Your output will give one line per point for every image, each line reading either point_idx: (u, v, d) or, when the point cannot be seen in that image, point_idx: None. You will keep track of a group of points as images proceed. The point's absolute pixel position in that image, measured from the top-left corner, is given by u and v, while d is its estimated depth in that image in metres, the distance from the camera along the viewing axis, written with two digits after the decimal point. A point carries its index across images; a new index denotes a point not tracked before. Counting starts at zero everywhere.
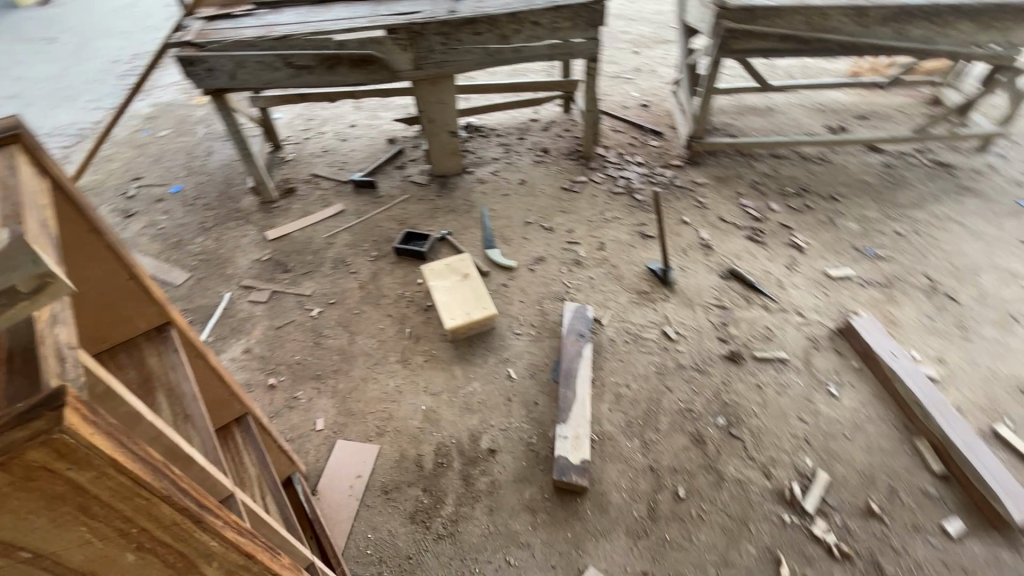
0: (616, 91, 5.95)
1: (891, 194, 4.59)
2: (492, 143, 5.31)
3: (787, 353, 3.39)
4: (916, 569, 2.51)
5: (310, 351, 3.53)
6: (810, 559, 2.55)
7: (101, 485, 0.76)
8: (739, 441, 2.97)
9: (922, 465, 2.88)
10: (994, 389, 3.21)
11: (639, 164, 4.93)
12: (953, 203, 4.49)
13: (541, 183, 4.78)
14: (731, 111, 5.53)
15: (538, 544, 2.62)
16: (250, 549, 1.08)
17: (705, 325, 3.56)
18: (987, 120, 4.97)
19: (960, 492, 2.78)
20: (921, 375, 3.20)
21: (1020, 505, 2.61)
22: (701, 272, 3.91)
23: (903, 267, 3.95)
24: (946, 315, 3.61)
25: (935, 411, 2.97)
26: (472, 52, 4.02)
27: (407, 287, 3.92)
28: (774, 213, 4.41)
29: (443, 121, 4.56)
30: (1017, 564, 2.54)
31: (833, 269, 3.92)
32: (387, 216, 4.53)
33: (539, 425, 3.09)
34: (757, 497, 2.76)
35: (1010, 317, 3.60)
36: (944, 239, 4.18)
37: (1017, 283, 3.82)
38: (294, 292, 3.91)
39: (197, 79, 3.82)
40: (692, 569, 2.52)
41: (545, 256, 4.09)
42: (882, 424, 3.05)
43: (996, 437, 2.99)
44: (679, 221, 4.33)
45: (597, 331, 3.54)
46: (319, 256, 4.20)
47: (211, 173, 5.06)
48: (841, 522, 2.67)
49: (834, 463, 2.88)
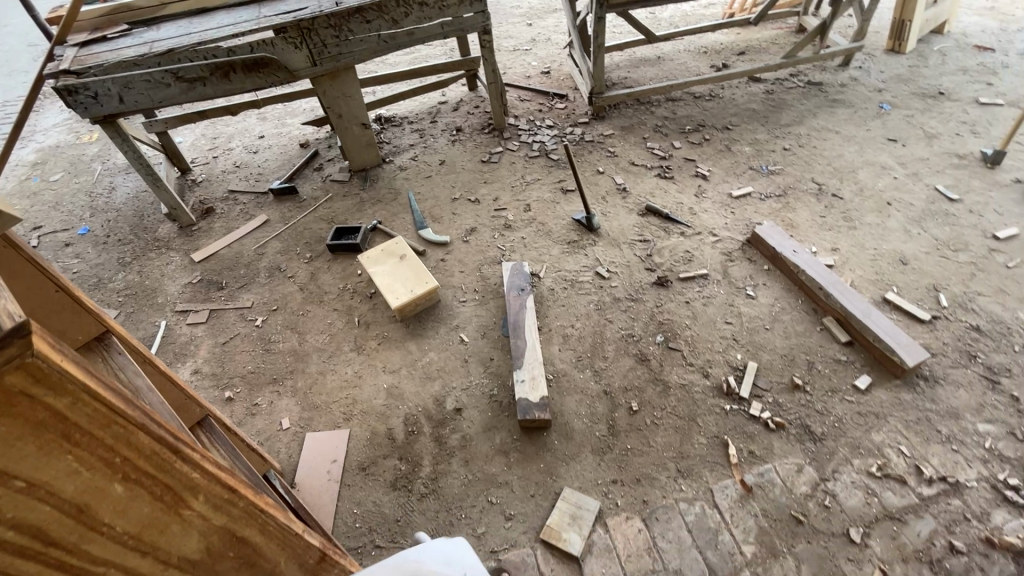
0: (517, 63, 6.16)
1: (775, 117, 5.06)
2: (406, 130, 5.38)
3: (707, 269, 3.73)
4: (838, 423, 2.90)
5: (261, 358, 3.53)
6: (752, 436, 2.88)
7: (78, 411, 0.86)
8: (677, 352, 3.28)
9: (832, 339, 3.29)
10: (880, 264, 3.69)
11: (550, 127, 5.16)
12: (827, 115, 5.03)
13: (460, 160, 4.91)
14: (626, 65, 5.87)
15: (516, 479, 2.81)
16: (232, 482, 1.18)
17: (632, 259, 3.85)
18: (844, 39, 5.55)
19: (865, 354, 3.20)
20: (820, 263, 3.62)
21: (911, 352, 3.05)
22: (621, 214, 4.20)
23: (794, 177, 4.40)
24: (834, 211, 4.08)
25: (835, 291, 3.39)
26: (366, 41, 4.08)
27: (347, 280, 3.97)
28: (678, 150, 4.77)
29: (352, 114, 4.59)
30: (917, 400, 2.97)
31: (735, 189, 4.32)
32: (315, 217, 4.53)
33: (498, 377, 3.27)
34: (700, 395, 3.07)
35: (886, 203, 4.11)
36: (824, 147, 4.68)
37: (887, 174, 4.35)
38: (233, 307, 3.87)
39: (84, 108, 3.67)
40: (654, 468, 2.80)
41: (477, 226, 4.25)
42: (795, 312, 3.44)
43: (887, 303, 3.45)
44: (595, 172, 4.60)
45: (536, 284, 3.75)
46: (252, 267, 4.16)
47: (119, 208, 4.85)
48: (772, 400, 3.02)
49: (760, 353, 3.24)
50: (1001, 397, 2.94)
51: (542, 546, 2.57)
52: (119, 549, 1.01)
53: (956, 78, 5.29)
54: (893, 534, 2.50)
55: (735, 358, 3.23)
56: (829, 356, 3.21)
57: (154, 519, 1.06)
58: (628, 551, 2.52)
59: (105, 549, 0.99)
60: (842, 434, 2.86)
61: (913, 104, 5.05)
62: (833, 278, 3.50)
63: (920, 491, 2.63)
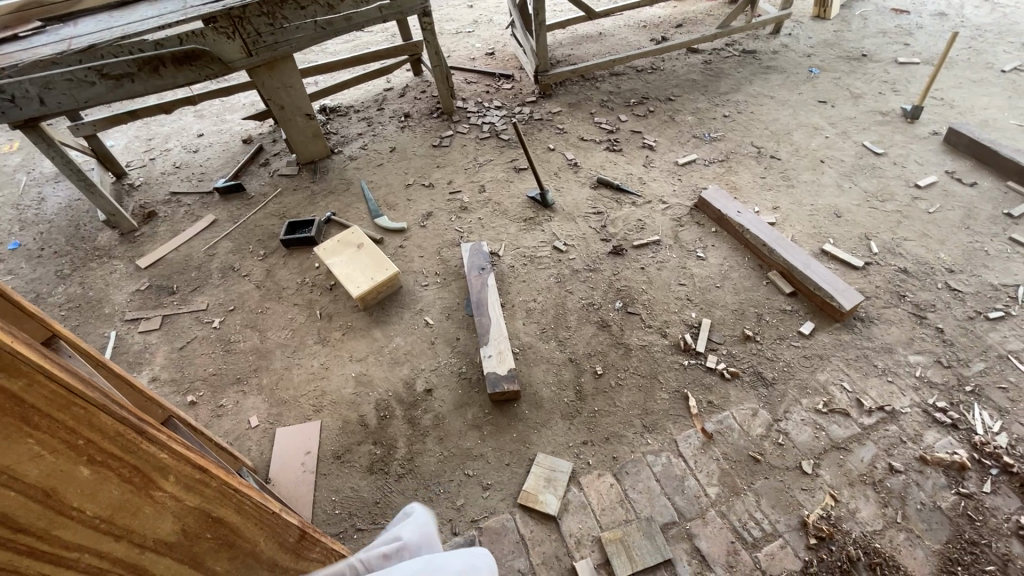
0: (461, 46, 6.12)
1: (714, 86, 5.25)
2: (353, 119, 5.28)
3: (659, 235, 3.87)
4: (786, 367, 3.11)
5: (222, 359, 3.45)
6: (710, 387, 3.05)
7: (25, 388, 0.79)
8: (637, 316, 3.41)
9: (777, 292, 3.49)
10: (817, 218, 3.92)
11: (498, 108, 5.18)
12: (762, 81, 5.25)
13: (411, 146, 4.88)
14: (569, 43, 5.93)
15: (491, 451, 2.88)
16: (208, 468, 1.10)
17: (587, 232, 3.95)
18: (773, 7, 5.78)
19: (808, 302, 3.41)
20: (762, 221, 3.81)
21: (848, 297, 3.26)
22: (574, 189, 4.29)
23: (734, 142, 4.60)
24: (773, 171, 4.30)
25: (777, 247, 3.58)
26: (303, 28, 3.97)
27: (305, 273, 3.92)
28: (624, 123, 4.88)
29: (295, 105, 4.47)
30: (855, 340, 3.21)
31: (681, 157, 4.47)
32: (265, 213, 4.42)
33: (466, 355, 3.32)
34: (660, 354, 3.21)
35: (819, 161, 4.36)
36: (761, 112, 4.89)
37: (819, 134, 4.60)
38: (187, 310, 3.76)
39: (1, 113, 3.44)
40: (622, 426, 2.92)
41: (433, 210, 4.25)
42: (742, 269, 3.63)
43: (825, 254, 3.68)
44: (546, 149, 4.66)
45: (496, 263, 3.80)
46: (204, 269, 4.04)
47: (51, 219, 4.58)
48: (726, 352, 3.20)
49: (712, 310, 3.41)
50: (928, 330, 3.21)
51: (520, 510, 2.66)
52: (91, 541, 0.90)
53: (877, 41, 5.61)
54: (839, 462, 2.72)
55: (691, 316, 3.39)
56: (776, 307, 3.41)
57: (130, 507, 0.95)
58: (603, 506, 2.65)
59: (82, 541, 0.88)
60: (791, 377, 3.06)
61: (839, 67, 5.33)
62: (775, 234, 3.69)
63: (861, 421, 2.86)
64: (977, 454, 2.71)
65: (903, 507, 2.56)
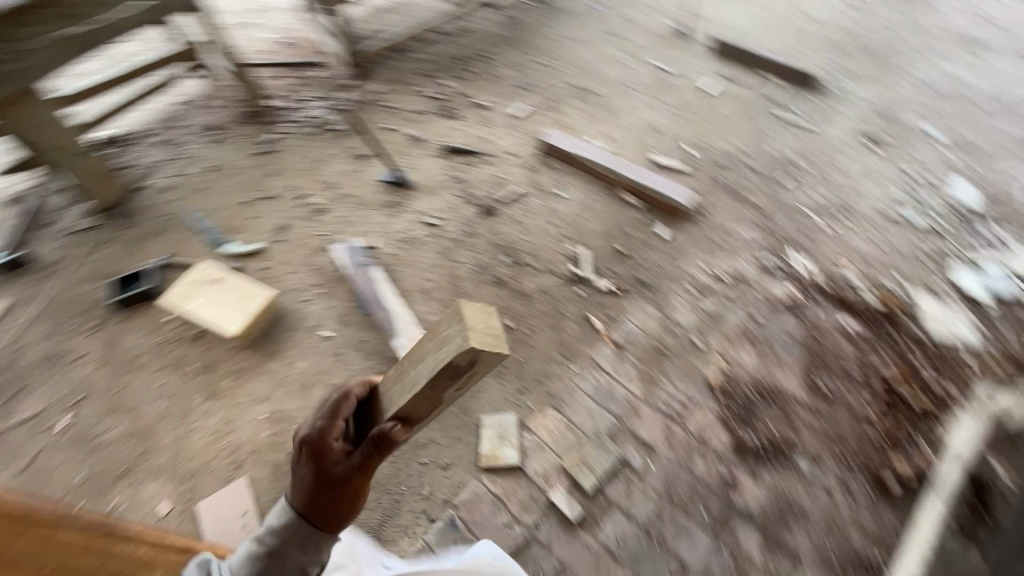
0: (245, 38, 5.49)
1: (520, 36, 5.49)
2: (145, 145, 4.51)
3: (519, 185, 4.08)
4: (658, 268, 3.58)
5: (91, 460, 2.89)
6: (606, 304, 3.40)
7: None
8: (526, 264, 3.61)
9: (630, 207, 3.95)
10: (640, 136, 4.46)
11: (316, 97, 4.84)
12: (560, 24, 5.63)
13: (232, 159, 4.36)
14: (365, 16, 5.68)
15: (438, 433, 2.89)
16: None
17: (454, 199, 4.00)
18: None
19: (657, 209, 3.92)
20: (600, 152, 4.22)
21: (685, 196, 3.86)
22: (425, 162, 4.28)
23: (556, 85, 4.93)
24: (596, 104, 4.74)
25: (618, 168, 4.04)
26: (46, 44, 3.22)
27: (158, 330, 3.37)
28: (452, 89, 4.91)
29: (67, 144, 3.71)
30: (698, 229, 3.80)
31: (515, 109, 4.69)
32: (75, 280, 3.64)
33: (379, 354, 3.23)
34: (556, 290, 3.47)
35: (628, 87, 4.90)
36: (570, 54, 5.28)
37: (620, 63, 5.14)
38: (15, 423, 3.03)
39: None
40: (548, 365, 3.14)
41: (286, 221, 3.91)
42: (597, 196, 4.02)
43: (655, 166, 4.24)
44: (382, 130, 4.53)
45: (376, 254, 3.68)
46: (14, 367, 3.25)
47: None
48: (610, 271, 3.57)
49: (586, 238, 3.75)
50: (745, 206, 3.93)
51: (486, 474, 2.76)
52: None
53: None
54: (719, 330, 3.27)
55: (572, 250, 3.69)
56: (636, 222, 3.87)
57: None
58: (555, 438, 2.87)
59: None
60: (664, 275, 3.54)
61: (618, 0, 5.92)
62: (615, 160, 4.13)
63: (725, 293, 3.44)
64: (806, 289, 3.46)
65: (772, 348, 3.20)
